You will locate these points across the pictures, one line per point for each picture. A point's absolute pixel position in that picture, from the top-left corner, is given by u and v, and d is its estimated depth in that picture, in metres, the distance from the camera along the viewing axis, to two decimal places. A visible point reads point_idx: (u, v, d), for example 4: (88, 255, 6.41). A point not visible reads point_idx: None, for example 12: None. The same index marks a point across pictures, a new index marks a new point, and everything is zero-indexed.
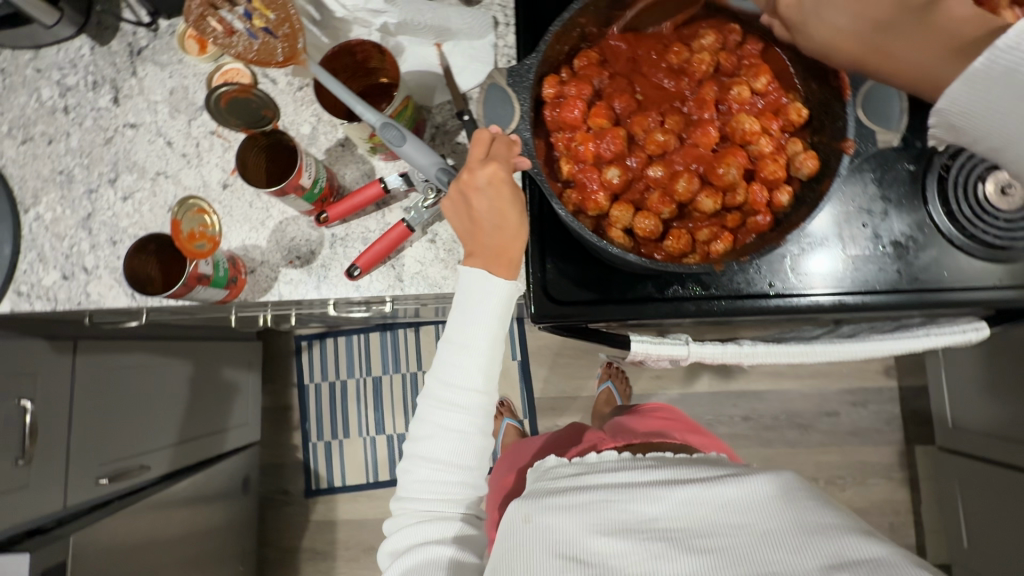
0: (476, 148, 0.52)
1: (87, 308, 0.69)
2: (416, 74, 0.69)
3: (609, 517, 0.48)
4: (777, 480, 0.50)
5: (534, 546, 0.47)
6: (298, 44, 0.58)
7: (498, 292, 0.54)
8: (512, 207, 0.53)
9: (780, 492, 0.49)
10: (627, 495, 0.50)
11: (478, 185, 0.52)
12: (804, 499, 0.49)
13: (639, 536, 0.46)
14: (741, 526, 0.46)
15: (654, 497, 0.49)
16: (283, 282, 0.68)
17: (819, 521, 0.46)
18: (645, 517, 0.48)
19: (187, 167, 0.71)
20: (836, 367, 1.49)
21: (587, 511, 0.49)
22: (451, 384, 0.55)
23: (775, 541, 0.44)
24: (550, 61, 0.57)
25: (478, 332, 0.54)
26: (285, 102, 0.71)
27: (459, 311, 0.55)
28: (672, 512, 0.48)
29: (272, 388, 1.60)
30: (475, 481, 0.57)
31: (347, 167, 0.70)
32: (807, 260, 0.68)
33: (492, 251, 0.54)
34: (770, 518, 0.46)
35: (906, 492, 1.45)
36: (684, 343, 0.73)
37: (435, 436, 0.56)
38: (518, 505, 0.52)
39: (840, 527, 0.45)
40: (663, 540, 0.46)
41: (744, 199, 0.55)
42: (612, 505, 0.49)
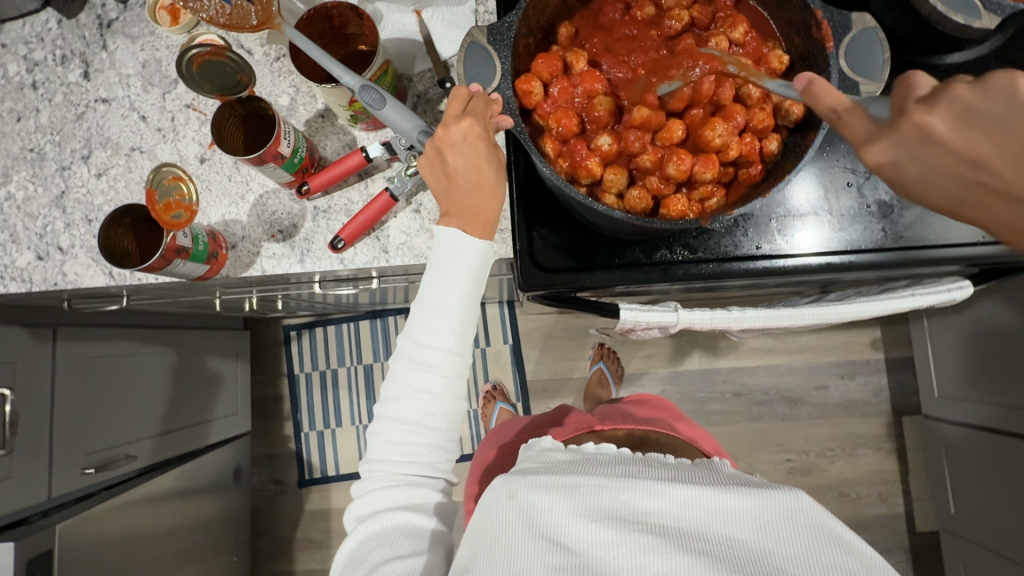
0: (453, 104, 0.52)
1: (63, 288, 0.68)
2: (396, 41, 0.67)
3: (602, 502, 0.46)
4: (790, 497, 0.46)
5: (515, 525, 0.45)
6: (272, 7, 0.57)
7: (474, 250, 0.54)
8: (488, 163, 0.53)
9: (788, 511, 0.45)
10: (623, 484, 0.47)
11: (453, 142, 0.51)
12: (815, 522, 0.45)
13: (630, 527, 0.44)
14: (738, 541, 0.43)
15: (653, 491, 0.46)
16: (265, 256, 0.67)
17: (832, 560, 0.42)
18: (640, 510, 0.45)
19: (163, 142, 0.69)
20: (824, 341, 1.50)
21: (578, 495, 0.46)
22: (425, 345, 0.54)
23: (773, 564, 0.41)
24: (530, 22, 0.55)
25: (455, 291, 0.54)
26: (262, 72, 0.69)
27: (435, 270, 0.54)
28: (668, 508, 0.45)
29: (262, 378, 1.58)
30: (445, 444, 0.57)
31: (327, 138, 0.68)
32: (793, 223, 0.68)
33: (468, 211, 0.54)
34: (771, 538, 0.43)
35: (894, 463, 1.47)
36: (672, 309, 0.73)
37: (405, 397, 0.55)
38: (504, 480, 0.49)
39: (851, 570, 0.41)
40: (656, 536, 0.43)
41: (737, 153, 0.55)
42: (604, 492, 0.46)
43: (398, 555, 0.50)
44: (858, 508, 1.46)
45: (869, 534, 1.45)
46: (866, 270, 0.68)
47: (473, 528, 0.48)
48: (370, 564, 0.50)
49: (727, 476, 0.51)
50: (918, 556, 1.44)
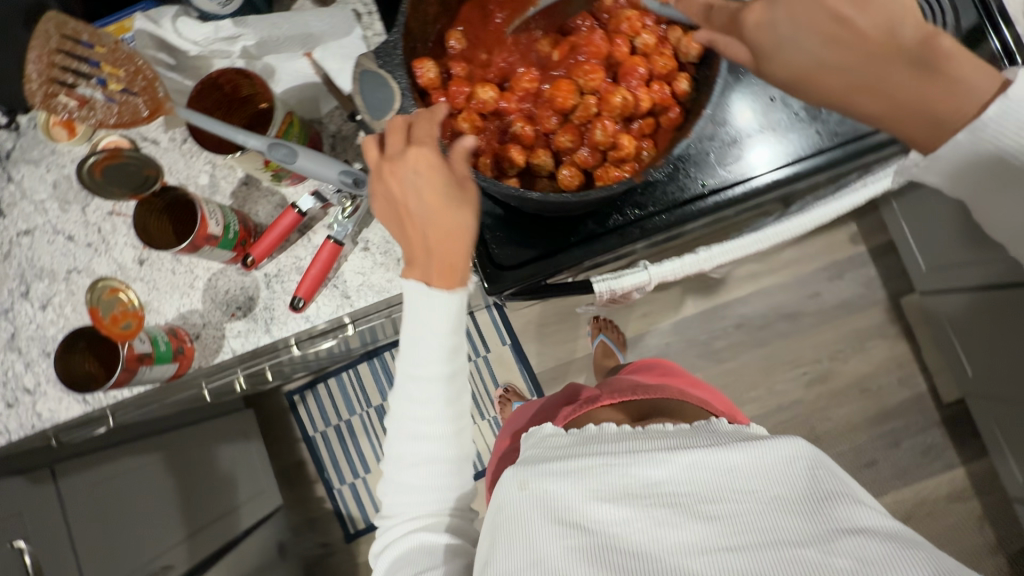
0: (391, 139, 0.49)
1: (42, 428, 0.66)
2: (295, 88, 0.66)
3: (609, 481, 0.44)
4: (791, 444, 0.45)
5: (529, 515, 0.43)
6: (159, 93, 0.57)
7: (447, 303, 0.51)
8: (450, 212, 0.49)
9: (792, 456, 0.44)
10: (630, 458, 0.45)
11: (403, 175, 0.49)
12: (822, 463, 0.45)
13: (645, 503, 0.43)
14: (751, 493, 0.42)
15: (657, 460, 0.44)
16: (232, 336, 0.66)
17: (833, 487, 0.42)
18: (652, 482, 0.44)
19: (97, 256, 0.68)
20: (805, 250, 1.52)
21: (588, 477, 0.45)
22: (415, 376, 0.54)
23: (788, 510, 0.41)
24: (415, 36, 0.54)
25: (431, 342, 0.52)
26: (173, 159, 0.68)
27: (410, 327, 0.52)
28: (677, 475, 0.44)
29: (278, 450, 1.56)
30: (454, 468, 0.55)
31: (258, 204, 0.67)
32: (731, 150, 0.68)
33: (436, 260, 0.50)
34: (784, 485, 0.43)
35: (905, 345, 1.49)
36: (643, 269, 0.73)
37: (410, 433, 0.54)
38: (513, 470, 0.47)
39: (851, 497, 0.42)
40: (670, 506, 0.42)
41: (651, 103, 0.54)
42: (612, 470, 0.45)
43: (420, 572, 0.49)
44: (884, 398, 1.48)
45: (902, 421, 1.47)
46: (813, 176, 0.68)
47: (492, 524, 0.46)
48: None
49: (731, 429, 0.50)
50: (952, 426, 1.46)
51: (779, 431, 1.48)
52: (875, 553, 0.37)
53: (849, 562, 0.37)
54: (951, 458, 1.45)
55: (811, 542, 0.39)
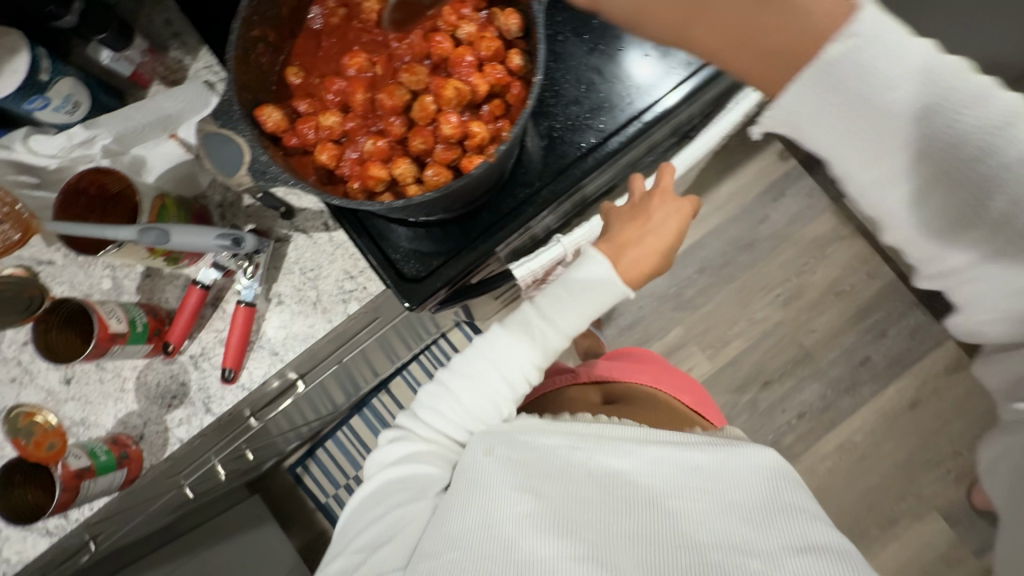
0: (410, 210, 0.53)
1: (15, 572, 0.65)
2: (168, 171, 0.67)
3: (581, 467, 0.52)
4: (762, 456, 0.54)
5: (489, 475, 0.51)
6: (23, 215, 0.57)
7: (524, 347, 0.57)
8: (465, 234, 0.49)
9: (753, 464, 0.53)
10: (597, 447, 0.53)
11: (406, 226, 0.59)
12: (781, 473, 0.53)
13: (612, 490, 0.50)
14: (704, 492, 0.50)
15: (625, 451, 0.53)
16: (175, 425, 0.66)
17: (793, 502, 0.50)
18: (612, 468, 0.51)
19: (23, 388, 0.67)
20: (740, 181, 1.55)
21: (561, 460, 0.52)
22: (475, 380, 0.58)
23: (741, 512, 0.48)
24: (251, 89, 0.55)
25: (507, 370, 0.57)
26: (72, 273, 0.68)
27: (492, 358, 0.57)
28: (641, 466, 0.51)
29: (297, 526, 1.54)
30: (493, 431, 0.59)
31: (166, 290, 0.67)
32: (602, 105, 0.69)
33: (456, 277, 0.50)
34: (742, 491, 0.50)
35: (862, 241, 1.51)
36: (557, 242, 0.74)
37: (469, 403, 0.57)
38: (481, 438, 0.55)
39: (807, 513, 0.49)
40: (629, 493, 0.49)
41: (488, 85, 0.56)
42: (580, 455, 0.53)
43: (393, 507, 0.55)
44: (859, 296, 1.49)
45: (882, 313, 1.48)
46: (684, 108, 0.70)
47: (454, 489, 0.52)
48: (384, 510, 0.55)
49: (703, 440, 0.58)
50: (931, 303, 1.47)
51: (769, 358, 1.49)
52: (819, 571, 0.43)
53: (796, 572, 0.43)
54: (939, 332, 1.46)
55: (765, 544, 0.45)
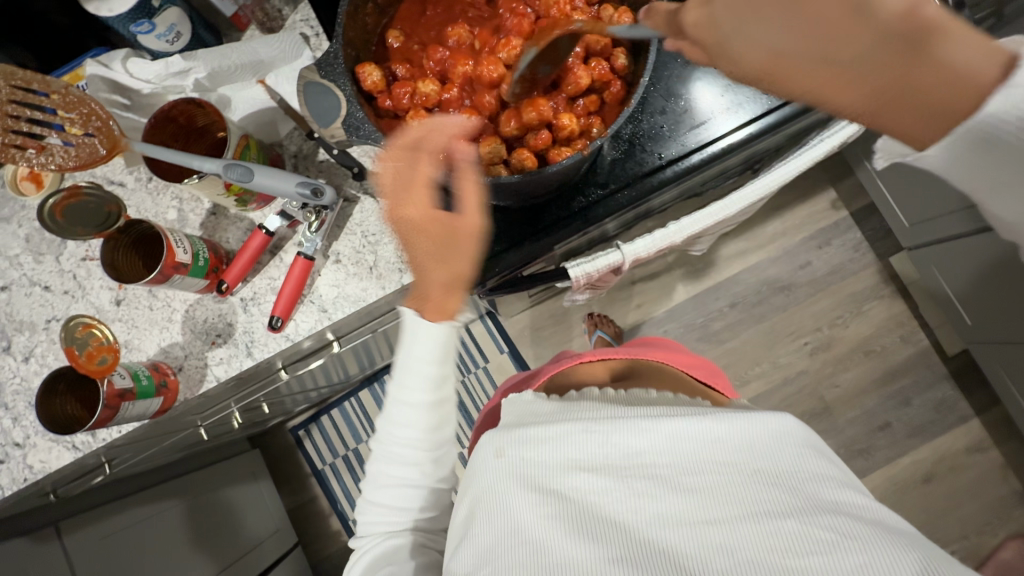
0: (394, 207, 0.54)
1: (35, 480, 0.66)
2: (251, 115, 0.67)
3: (592, 450, 0.44)
4: (778, 419, 0.46)
5: (506, 482, 0.44)
6: (115, 131, 0.58)
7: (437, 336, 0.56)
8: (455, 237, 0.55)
9: (775, 429, 0.45)
10: (611, 426, 0.45)
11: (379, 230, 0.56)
12: (800, 435, 0.46)
13: (624, 475, 0.43)
14: (730, 464, 0.42)
15: (640, 429, 0.45)
16: (215, 364, 0.66)
17: (819, 470, 0.43)
18: (631, 451, 0.44)
19: (74, 302, 0.68)
20: (788, 222, 1.52)
21: (569, 442, 0.45)
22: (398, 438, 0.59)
23: (768, 480, 0.41)
24: (355, 46, 0.56)
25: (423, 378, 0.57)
26: (140, 198, 0.69)
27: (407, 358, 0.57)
28: (659, 445, 0.44)
29: (290, 487, 1.54)
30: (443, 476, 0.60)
31: (227, 231, 0.68)
32: (688, 120, 0.69)
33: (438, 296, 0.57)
34: (768, 456, 0.43)
35: (901, 303, 1.49)
36: (616, 249, 0.74)
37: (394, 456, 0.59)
38: (490, 437, 0.48)
39: (835, 479, 0.43)
40: (648, 478, 0.42)
41: (590, 80, 0.56)
42: (595, 438, 0.45)
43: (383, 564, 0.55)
44: (889, 359, 1.46)
45: (910, 379, 1.45)
46: (769, 136, 0.70)
47: (467, 498, 0.47)
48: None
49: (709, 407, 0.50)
50: (961, 378, 1.44)
51: (787, 405, 1.46)
52: (856, 530, 0.37)
53: (833, 534, 0.37)
54: (965, 410, 1.42)
55: (792, 512, 0.39)
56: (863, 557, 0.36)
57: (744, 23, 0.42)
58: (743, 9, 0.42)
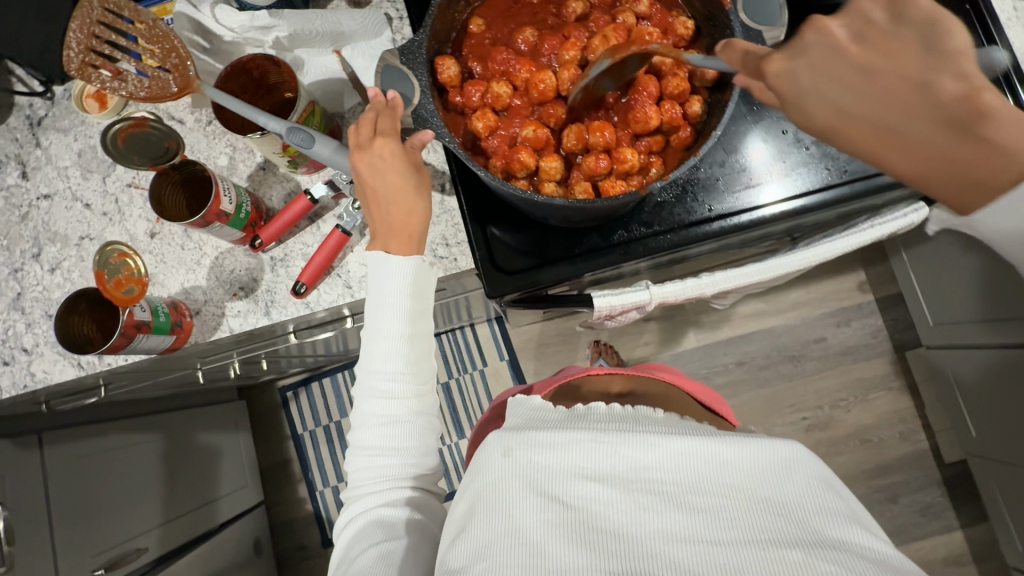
0: (362, 127, 0.53)
1: (34, 389, 0.67)
2: (321, 82, 0.68)
3: (602, 461, 0.44)
4: (786, 447, 0.44)
5: (509, 483, 0.43)
6: (189, 71, 0.58)
7: (403, 266, 0.54)
8: (406, 178, 0.53)
9: (786, 459, 0.43)
10: (619, 437, 0.45)
11: (368, 159, 0.53)
12: (811, 467, 0.44)
13: (630, 487, 0.42)
14: (737, 488, 0.41)
15: (648, 444, 0.44)
16: (231, 315, 0.67)
17: (828, 503, 0.41)
18: (638, 465, 0.43)
19: (111, 225, 0.69)
20: (812, 294, 1.51)
21: (576, 450, 0.44)
22: (377, 372, 0.54)
23: (776, 510, 0.40)
24: (439, 36, 0.56)
25: (394, 313, 0.54)
26: (196, 138, 0.70)
27: (372, 295, 0.54)
28: (667, 462, 0.43)
29: (266, 445, 1.55)
30: (421, 461, 0.55)
31: (272, 188, 0.69)
32: (744, 178, 0.69)
33: (388, 228, 0.54)
34: (776, 484, 0.42)
35: (908, 399, 1.46)
36: (644, 289, 0.74)
37: (365, 424, 0.54)
38: (497, 436, 0.46)
39: (845, 513, 0.40)
40: (655, 494, 0.42)
41: (661, 120, 0.56)
42: (603, 449, 0.44)
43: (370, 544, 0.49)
44: (884, 452, 1.44)
45: (901, 477, 1.43)
46: (820, 212, 0.69)
47: (466, 493, 0.45)
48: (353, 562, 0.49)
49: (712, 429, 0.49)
50: (953, 487, 1.41)
51: None
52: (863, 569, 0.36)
53: (837, 567, 0.35)
54: (950, 520, 1.40)
55: (798, 541, 0.38)
56: None
57: (821, 81, 0.40)
58: (822, 66, 0.40)
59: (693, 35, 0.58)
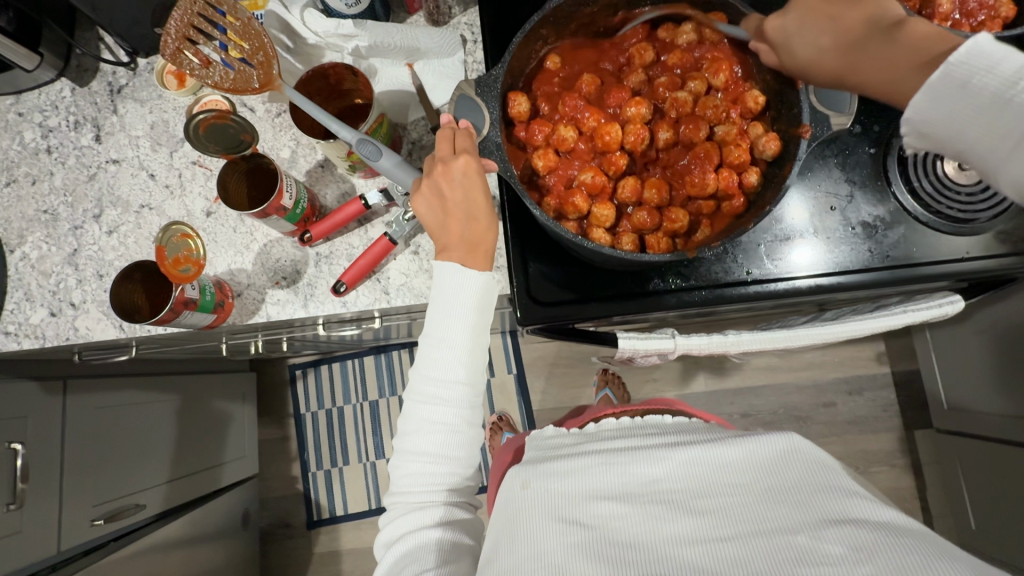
0: (441, 144, 0.55)
1: (75, 343, 0.69)
2: (390, 93, 0.71)
3: (613, 480, 0.49)
4: (783, 440, 0.51)
5: (535, 508, 0.48)
6: (274, 70, 0.60)
7: (476, 283, 0.55)
8: (484, 195, 0.55)
9: (782, 451, 0.49)
10: (628, 458, 0.51)
11: (453, 177, 0.54)
12: (805, 453, 0.50)
13: (641, 500, 0.47)
14: (742, 486, 0.47)
15: (657, 458, 0.50)
16: (270, 302, 0.69)
17: (824, 482, 0.47)
18: (648, 479, 0.49)
19: (171, 198, 0.72)
20: (828, 357, 1.50)
21: (591, 475, 0.50)
22: (434, 378, 0.56)
23: (778, 498, 0.45)
24: (513, 73, 0.58)
25: (460, 325, 0.56)
26: (264, 128, 0.73)
27: (438, 307, 0.56)
28: (674, 472, 0.49)
29: (268, 419, 1.57)
30: (465, 472, 0.58)
31: (328, 187, 0.71)
32: (783, 247, 0.70)
33: (465, 242, 0.55)
34: (771, 476, 0.47)
35: (910, 478, 1.45)
36: (670, 337, 0.74)
37: (421, 430, 0.56)
38: (516, 472, 0.53)
39: (846, 490, 0.46)
40: (665, 503, 0.47)
41: (717, 187, 0.58)
42: (613, 469, 0.50)
43: (421, 568, 0.51)
44: None
45: None
46: (855, 290, 0.70)
47: (497, 523, 0.50)
48: None
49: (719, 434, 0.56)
50: None
51: None
52: (861, 539, 0.40)
53: (840, 549, 0.40)
54: None
55: (801, 528, 0.42)
56: (869, 567, 0.38)
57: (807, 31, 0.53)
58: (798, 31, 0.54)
59: (761, 109, 0.59)
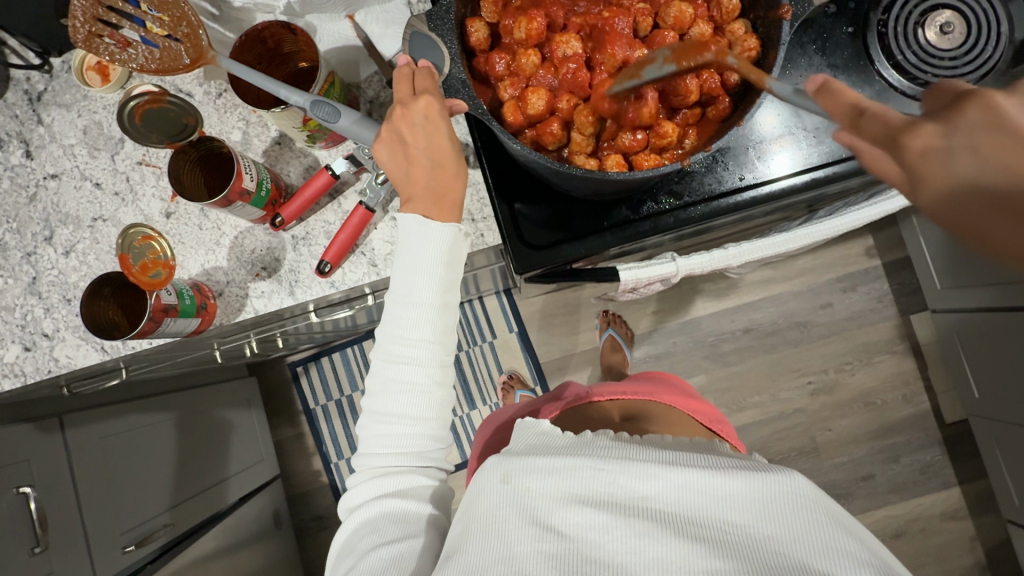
0: (400, 84, 0.50)
1: (58, 374, 0.66)
2: (335, 51, 0.66)
3: (597, 487, 0.43)
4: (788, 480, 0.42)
5: (507, 512, 0.42)
6: (202, 42, 0.54)
7: (442, 235, 0.52)
8: (450, 139, 0.51)
9: (789, 498, 0.41)
10: (617, 466, 0.43)
11: (414, 121, 0.50)
12: (819, 505, 0.41)
13: (626, 512, 0.41)
14: (740, 528, 0.40)
15: (648, 474, 0.43)
16: (255, 296, 0.66)
17: (834, 543, 0.38)
18: (636, 495, 0.42)
19: (124, 206, 0.67)
20: (819, 260, 1.50)
21: (571, 477, 0.43)
22: (401, 337, 0.53)
23: (776, 553, 0.38)
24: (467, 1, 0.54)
25: (430, 282, 0.52)
26: (207, 112, 0.67)
27: (406, 261, 0.52)
28: (665, 493, 0.42)
29: (278, 420, 1.55)
30: (438, 433, 0.55)
31: (289, 164, 0.67)
32: (772, 146, 0.67)
33: (431, 193, 0.52)
34: (775, 525, 0.40)
35: (912, 362, 1.48)
36: (670, 261, 0.72)
37: (387, 390, 0.54)
38: (496, 461, 0.46)
39: (860, 560, 0.37)
40: (652, 521, 0.41)
41: (700, 91, 0.55)
42: (599, 477, 0.43)
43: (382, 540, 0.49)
44: (887, 413, 1.47)
45: (902, 438, 1.46)
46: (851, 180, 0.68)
47: (463, 513, 0.45)
48: (359, 554, 0.49)
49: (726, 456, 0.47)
50: (953, 447, 1.45)
51: (778, 438, 1.47)
52: None
53: None
54: (949, 477, 1.44)
55: None
56: None
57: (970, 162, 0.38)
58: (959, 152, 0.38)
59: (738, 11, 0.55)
